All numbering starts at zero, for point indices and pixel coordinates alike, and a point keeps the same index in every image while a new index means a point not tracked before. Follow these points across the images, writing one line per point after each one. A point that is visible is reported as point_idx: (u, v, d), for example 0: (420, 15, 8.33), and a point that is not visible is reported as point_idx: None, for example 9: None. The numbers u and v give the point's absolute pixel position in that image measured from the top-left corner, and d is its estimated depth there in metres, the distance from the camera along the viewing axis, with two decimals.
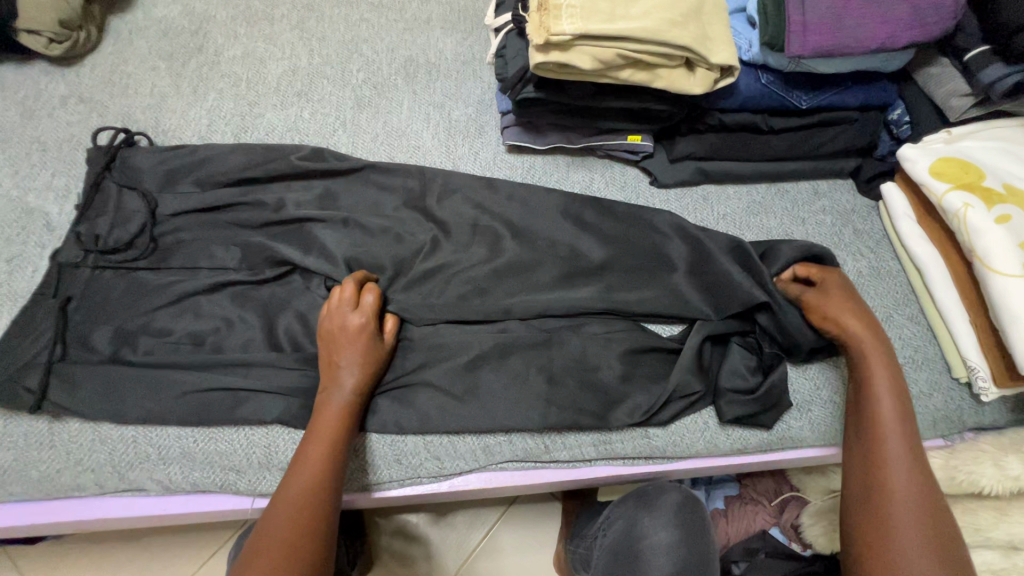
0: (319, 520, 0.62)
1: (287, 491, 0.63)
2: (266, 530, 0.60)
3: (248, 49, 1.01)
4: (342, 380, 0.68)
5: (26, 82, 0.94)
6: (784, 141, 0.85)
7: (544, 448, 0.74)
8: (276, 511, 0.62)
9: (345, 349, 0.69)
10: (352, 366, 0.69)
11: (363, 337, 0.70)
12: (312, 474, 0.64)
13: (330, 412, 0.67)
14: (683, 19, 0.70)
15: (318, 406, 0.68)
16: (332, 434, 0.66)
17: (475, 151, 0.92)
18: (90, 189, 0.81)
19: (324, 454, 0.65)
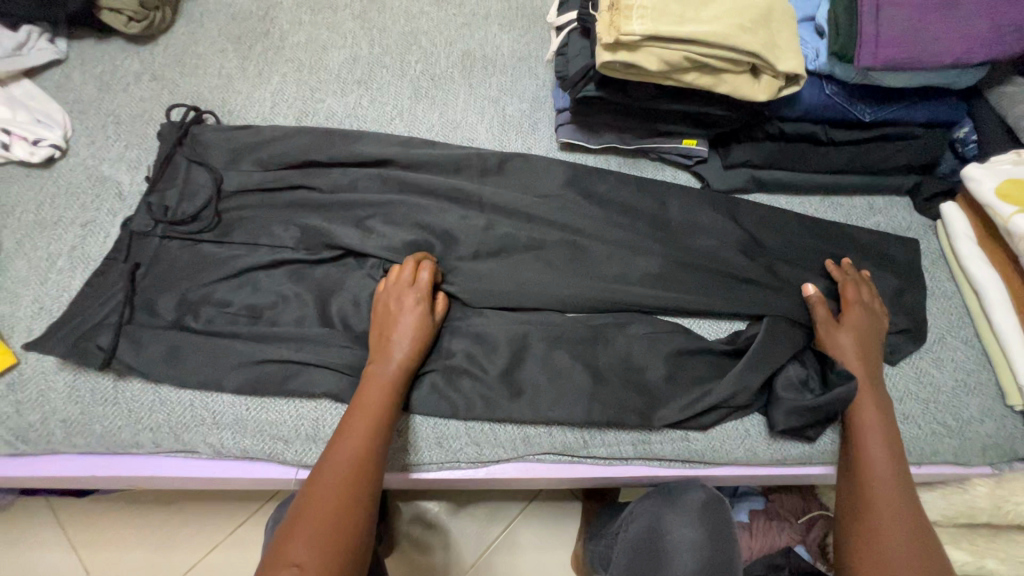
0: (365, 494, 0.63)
1: (338, 462, 0.64)
2: (312, 497, 0.62)
3: (311, 36, 1.04)
4: (393, 359, 0.70)
5: (104, 57, 0.99)
6: (844, 154, 0.84)
7: (582, 443, 0.74)
8: (321, 479, 0.63)
9: (400, 331, 0.71)
10: (404, 347, 0.71)
11: (418, 319, 0.72)
12: (354, 446, 0.65)
13: (379, 388, 0.69)
14: (753, 25, 0.70)
15: (365, 381, 0.69)
16: (381, 409, 0.68)
17: (528, 147, 0.94)
18: (162, 163, 0.84)
19: (367, 427, 0.66)
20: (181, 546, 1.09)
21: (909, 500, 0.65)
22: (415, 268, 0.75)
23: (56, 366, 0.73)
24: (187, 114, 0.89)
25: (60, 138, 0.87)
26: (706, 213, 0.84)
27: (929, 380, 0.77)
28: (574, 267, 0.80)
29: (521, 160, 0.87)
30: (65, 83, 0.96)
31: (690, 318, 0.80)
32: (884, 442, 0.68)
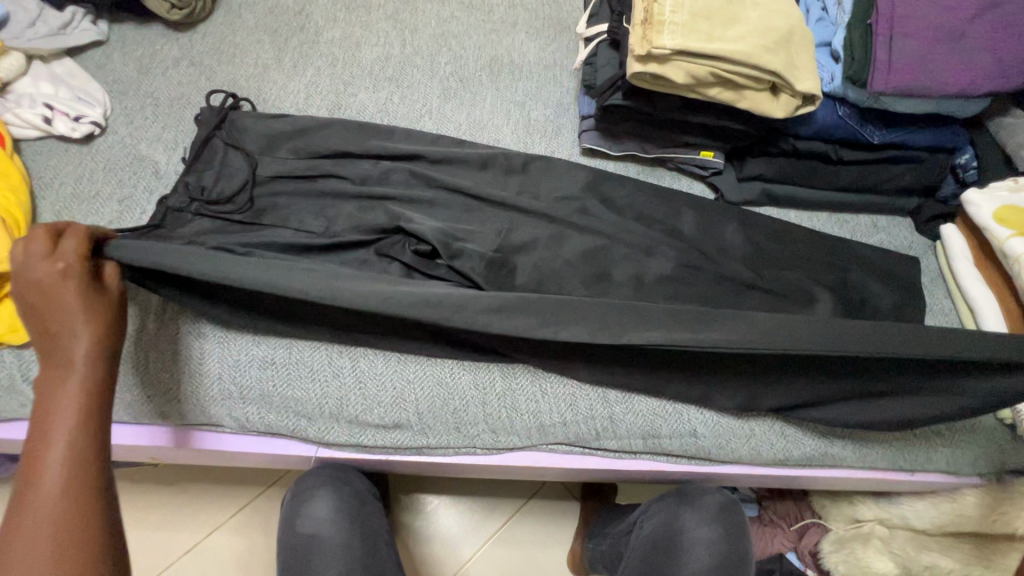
0: (100, 527, 0.49)
1: (28, 506, 0.48)
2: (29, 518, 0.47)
3: (346, 33, 1.08)
4: (81, 365, 0.55)
5: (144, 41, 1.02)
6: (853, 173, 0.88)
7: (595, 435, 0.77)
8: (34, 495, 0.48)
9: (71, 322, 0.55)
10: (84, 346, 0.55)
11: (84, 297, 0.56)
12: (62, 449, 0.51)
13: (73, 400, 0.53)
14: (775, 46, 0.74)
15: (49, 399, 0.53)
16: (79, 420, 0.52)
17: (552, 151, 0.97)
18: (198, 147, 0.87)
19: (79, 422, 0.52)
20: (185, 524, 1.10)
21: None
22: (51, 234, 0.56)
23: None
24: (225, 102, 0.93)
25: (100, 116, 0.89)
26: (720, 222, 0.88)
27: None
28: (594, 266, 0.83)
29: (546, 163, 0.91)
30: (105, 63, 0.98)
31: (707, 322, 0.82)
32: None
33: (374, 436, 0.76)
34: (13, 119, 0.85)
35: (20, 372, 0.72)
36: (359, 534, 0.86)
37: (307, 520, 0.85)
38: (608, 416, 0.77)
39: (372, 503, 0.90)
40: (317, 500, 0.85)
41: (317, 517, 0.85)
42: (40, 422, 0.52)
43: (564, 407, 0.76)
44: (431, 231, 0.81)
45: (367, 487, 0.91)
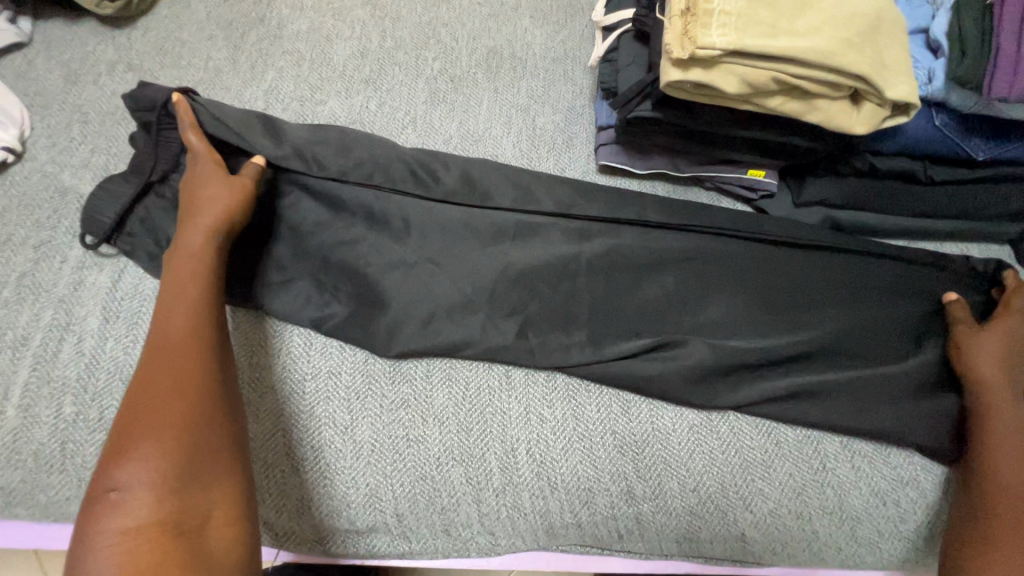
0: (212, 388, 0.53)
1: (157, 351, 0.53)
2: (154, 365, 0.52)
3: (314, 25, 0.90)
4: (198, 243, 0.59)
5: (73, 42, 0.85)
6: (941, 197, 0.70)
7: (616, 538, 0.62)
8: (162, 344, 0.53)
9: (209, 192, 0.61)
10: (204, 227, 0.59)
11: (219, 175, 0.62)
12: (187, 302, 0.56)
13: (194, 281, 0.57)
14: (859, 40, 0.55)
15: (169, 282, 0.57)
16: (198, 283, 0.57)
17: (562, 168, 0.80)
18: (144, 195, 0.69)
19: (199, 283, 0.57)
20: None
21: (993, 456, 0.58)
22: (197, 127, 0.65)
23: None
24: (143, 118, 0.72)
25: (14, 139, 0.74)
26: (774, 262, 0.70)
27: None
28: (623, 319, 0.67)
29: (557, 186, 0.73)
30: (26, 70, 0.82)
31: (756, 373, 0.65)
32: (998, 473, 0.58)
33: (346, 541, 0.61)
34: None
35: None
36: None
37: None
38: (634, 515, 0.62)
39: None
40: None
41: None
42: (164, 295, 0.56)
43: (578, 506, 0.62)
44: (416, 289, 0.66)
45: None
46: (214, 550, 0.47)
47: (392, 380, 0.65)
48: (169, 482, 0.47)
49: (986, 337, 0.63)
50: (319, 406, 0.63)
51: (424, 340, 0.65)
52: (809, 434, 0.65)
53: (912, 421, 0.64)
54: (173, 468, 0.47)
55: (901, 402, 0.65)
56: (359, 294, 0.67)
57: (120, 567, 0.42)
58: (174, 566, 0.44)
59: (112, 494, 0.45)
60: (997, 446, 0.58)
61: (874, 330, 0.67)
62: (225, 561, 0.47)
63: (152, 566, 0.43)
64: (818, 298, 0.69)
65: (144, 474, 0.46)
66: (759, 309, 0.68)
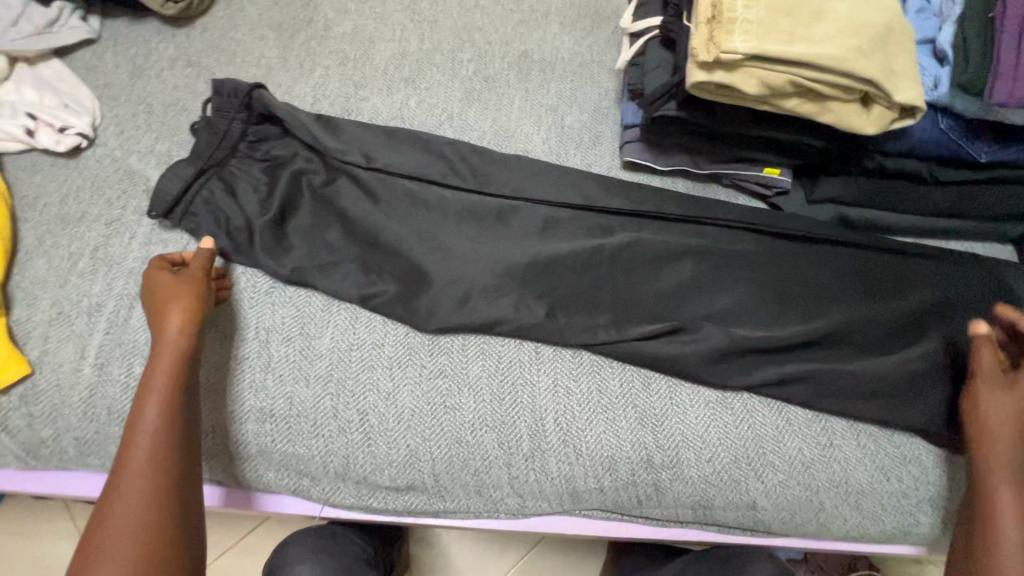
0: (168, 520, 0.56)
1: (121, 484, 0.56)
2: (116, 502, 0.55)
3: (358, 27, 0.97)
4: (173, 352, 0.61)
5: (138, 39, 0.92)
6: (947, 197, 0.74)
7: (635, 503, 0.67)
8: (126, 480, 0.56)
9: (168, 323, 0.61)
10: (176, 332, 0.61)
11: (182, 301, 0.62)
12: (148, 437, 0.57)
13: (161, 396, 0.59)
14: (869, 48, 0.61)
15: (146, 378, 0.59)
16: (159, 415, 0.58)
17: (588, 164, 0.86)
18: (204, 177, 0.74)
19: (158, 418, 0.58)
20: None
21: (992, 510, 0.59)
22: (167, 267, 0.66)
23: (71, 378, 0.67)
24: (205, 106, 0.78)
25: (88, 126, 0.81)
26: (787, 255, 0.75)
27: None
28: (643, 302, 0.72)
29: (584, 180, 0.79)
30: (96, 65, 0.90)
31: (772, 355, 0.70)
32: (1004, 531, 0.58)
33: (385, 499, 0.67)
34: None
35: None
36: None
37: None
38: (652, 482, 0.67)
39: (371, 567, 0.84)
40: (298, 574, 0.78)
41: None
42: (127, 430, 0.58)
43: (602, 473, 0.67)
44: (452, 271, 0.72)
45: (354, 555, 0.84)
46: None
47: (431, 352, 0.70)
48: None
49: (999, 386, 0.62)
50: (363, 373, 0.69)
51: (459, 317, 0.70)
52: (818, 414, 0.69)
53: (913, 404, 0.68)
54: None
55: (909, 386, 0.69)
56: (401, 274, 0.72)
57: None
58: None
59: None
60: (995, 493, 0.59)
61: (882, 320, 0.72)
62: None
63: None
64: (831, 289, 0.73)
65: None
66: (772, 298, 0.73)
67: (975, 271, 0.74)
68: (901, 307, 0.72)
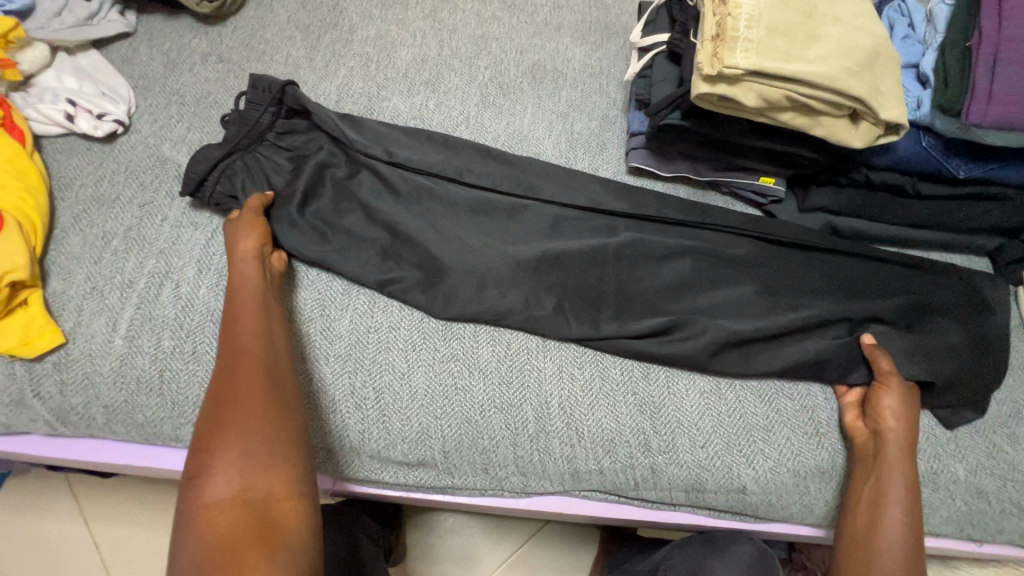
0: (277, 383, 0.60)
1: (230, 357, 0.61)
2: (223, 374, 0.59)
3: (381, 32, 1.02)
4: (252, 260, 0.69)
5: (172, 34, 0.97)
6: (927, 210, 0.80)
7: (632, 485, 0.71)
8: (229, 355, 0.61)
9: (241, 241, 0.70)
10: (249, 244, 0.70)
11: (252, 225, 0.72)
12: (246, 318, 0.64)
13: (251, 289, 0.67)
14: (859, 69, 0.66)
15: (234, 282, 0.67)
16: (252, 300, 0.66)
17: (596, 168, 0.91)
18: (232, 159, 0.79)
19: (251, 304, 0.65)
20: None
21: (879, 491, 0.66)
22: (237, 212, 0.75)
23: (102, 349, 0.71)
24: (239, 98, 0.82)
25: (124, 114, 0.85)
26: (778, 259, 0.80)
27: (1003, 455, 0.73)
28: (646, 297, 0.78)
29: (592, 182, 0.84)
30: (131, 57, 0.94)
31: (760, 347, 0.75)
32: (880, 509, 0.65)
33: (397, 473, 0.71)
34: (34, 114, 0.82)
35: (31, 387, 0.69)
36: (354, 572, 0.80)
37: None
38: (649, 465, 0.71)
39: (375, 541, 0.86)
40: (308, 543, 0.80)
41: None
42: (226, 321, 0.65)
43: (602, 454, 0.71)
44: (466, 263, 0.77)
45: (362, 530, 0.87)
46: (281, 524, 0.52)
47: (444, 337, 0.75)
48: (248, 462, 0.54)
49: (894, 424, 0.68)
50: (380, 353, 0.73)
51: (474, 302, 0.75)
52: (804, 405, 0.74)
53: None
54: (246, 455, 0.54)
55: None
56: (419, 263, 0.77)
57: (215, 542, 0.50)
58: (252, 534, 0.50)
59: (197, 481, 0.53)
60: (886, 477, 0.66)
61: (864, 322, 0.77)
62: (286, 526, 0.52)
63: (232, 538, 0.50)
64: (820, 289, 0.79)
65: (227, 465, 0.54)
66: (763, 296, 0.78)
67: (955, 281, 0.79)
68: (884, 311, 0.77)
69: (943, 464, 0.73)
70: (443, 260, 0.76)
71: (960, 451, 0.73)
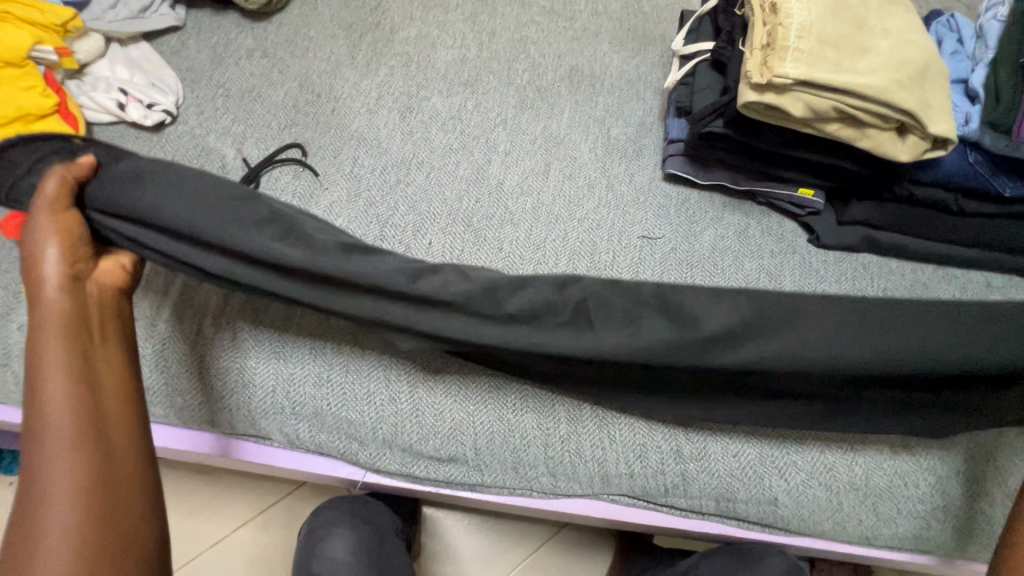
0: (113, 455, 0.50)
1: (37, 438, 0.48)
2: (34, 466, 0.48)
3: (422, 32, 1.04)
4: (56, 288, 0.54)
5: (220, 29, 1.00)
6: (971, 227, 0.79)
7: (661, 491, 0.71)
8: (38, 436, 0.48)
9: (44, 261, 0.54)
10: (55, 264, 0.54)
11: (53, 230, 0.55)
12: (58, 375, 0.51)
13: (60, 332, 0.52)
14: (909, 82, 0.66)
15: (34, 327, 0.52)
16: (64, 349, 0.52)
17: (632, 173, 0.91)
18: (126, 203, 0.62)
19: (65, 353, 0.52)
20: (208, 519, 1.05)
21: None
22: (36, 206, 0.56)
23: (144, 331, 0.72)
24: None
25: (172, 105, 0.88)
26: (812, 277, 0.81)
27: None
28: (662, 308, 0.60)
29: None
30: (180, 50, 0.97)
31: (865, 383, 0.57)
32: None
33: (427, 467, 0.72)
34: (88, 102, 0.85)
35: None
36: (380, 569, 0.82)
37: (328, 555, 0.82)
38: (680, 472, 0.70)
39: (396, 539, 0.87)
40: (337, 537, 0.83)
41: (338, 552, 0.83)
42: (28, 384, 0.50)
43: (633, 460, 0.71)
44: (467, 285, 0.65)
45: (391, 520, 0.89)
46: None
47: None
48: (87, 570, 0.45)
49: None
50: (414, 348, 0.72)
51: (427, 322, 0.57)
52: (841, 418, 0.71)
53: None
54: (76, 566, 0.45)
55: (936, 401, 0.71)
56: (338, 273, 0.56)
57: None
58: None
59: None
60: None
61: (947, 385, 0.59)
62: None
63: None
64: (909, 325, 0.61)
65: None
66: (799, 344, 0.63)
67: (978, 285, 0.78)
68: None
69: (983, 487, 0.71)
70: None
71: (1002, 476, 0.71)
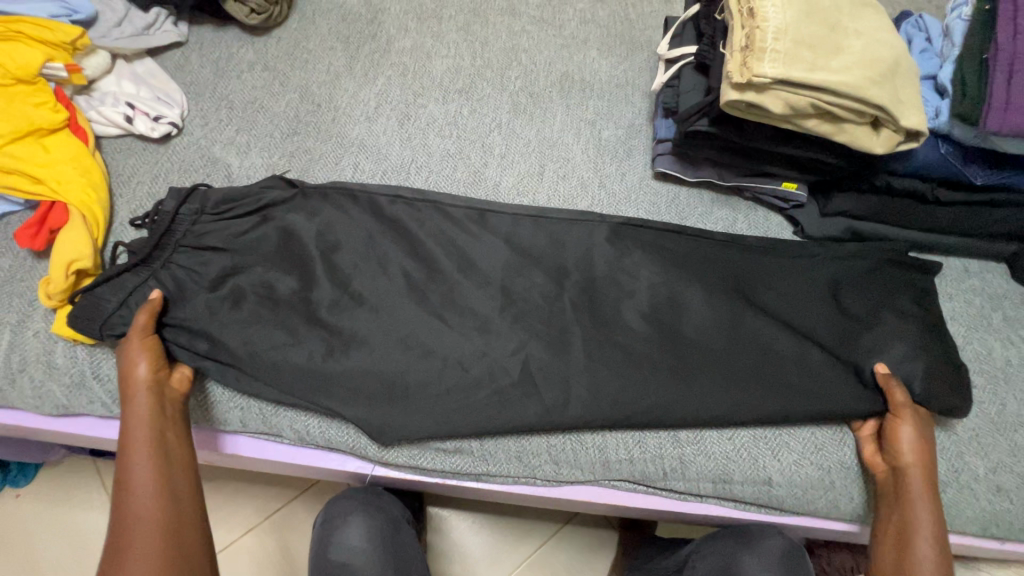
0: (181, 517, 0.61)
1: (128, 503, 0.60)
2: (123, 526, 0.59)
3: (416, 43, 1.07)
4: (143, 383, 0.66)
5: (221, 44, 1.03)
6: (947, 215, 0.83)
7: (661, 475, 0.74)
8: (128, 501, 0.60)
9: (134, 360, 0.67)
10: (143, 363, 0.67)
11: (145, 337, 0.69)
12: (144, 451, 0.62)
13: (145, 412, 0.65)
14: (880, 79, 0.70)
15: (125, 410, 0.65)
16: (154, 428, 0.64)
17: (623, 172, 0.95)
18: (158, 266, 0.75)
19: (152, 431, 0.64)
20: (219, 522, 1.06)
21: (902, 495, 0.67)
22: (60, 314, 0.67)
23: None
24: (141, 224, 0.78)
25: (178, 117, 0.91)
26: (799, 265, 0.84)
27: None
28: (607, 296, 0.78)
29: None
30: (184, 65, 1.00)
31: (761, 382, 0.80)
32: (899, 516, 0.67)
33: (435, 458, 0.75)
34: (96, 116, 0.87)
35: (91, 370, 0.73)
36: (391, 561, 0.85)
37: (339, 548, 0.84)
38: (678, 456, 0.73)
39: (405, 531, 0.90)
40: (347, 530, 0.85)
41: (349, 545, 0.84)
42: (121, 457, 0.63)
43: (632, 445, 0.74)
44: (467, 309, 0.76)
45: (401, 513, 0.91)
46: None
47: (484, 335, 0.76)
48: None
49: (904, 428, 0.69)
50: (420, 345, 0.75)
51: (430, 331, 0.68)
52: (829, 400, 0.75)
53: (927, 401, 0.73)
54: None
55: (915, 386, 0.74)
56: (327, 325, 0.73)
57: None
58: None
59: None
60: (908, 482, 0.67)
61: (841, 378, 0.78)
62: None
63: None
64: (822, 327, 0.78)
65: None
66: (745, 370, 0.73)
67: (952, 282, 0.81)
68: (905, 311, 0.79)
69: (965, 460, 0.74)
70: (481, 258, 0.81)
71: (983, 449, 0.75)
